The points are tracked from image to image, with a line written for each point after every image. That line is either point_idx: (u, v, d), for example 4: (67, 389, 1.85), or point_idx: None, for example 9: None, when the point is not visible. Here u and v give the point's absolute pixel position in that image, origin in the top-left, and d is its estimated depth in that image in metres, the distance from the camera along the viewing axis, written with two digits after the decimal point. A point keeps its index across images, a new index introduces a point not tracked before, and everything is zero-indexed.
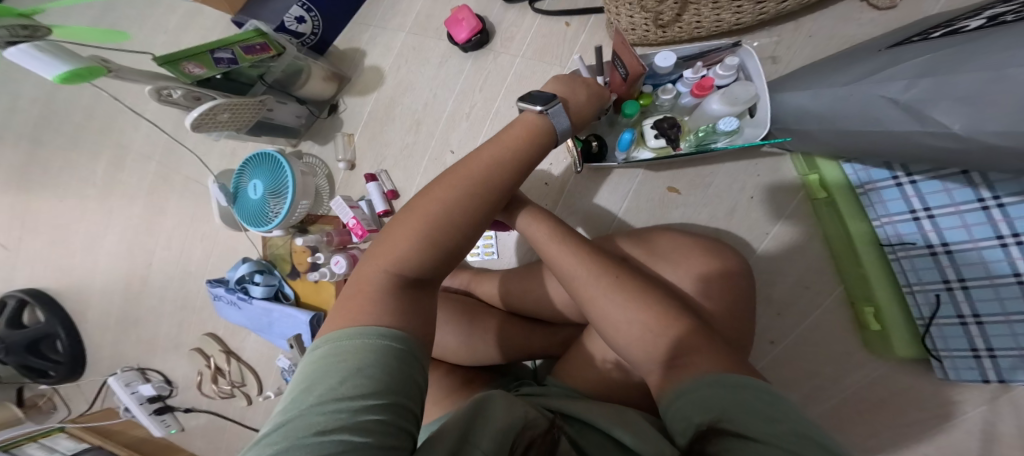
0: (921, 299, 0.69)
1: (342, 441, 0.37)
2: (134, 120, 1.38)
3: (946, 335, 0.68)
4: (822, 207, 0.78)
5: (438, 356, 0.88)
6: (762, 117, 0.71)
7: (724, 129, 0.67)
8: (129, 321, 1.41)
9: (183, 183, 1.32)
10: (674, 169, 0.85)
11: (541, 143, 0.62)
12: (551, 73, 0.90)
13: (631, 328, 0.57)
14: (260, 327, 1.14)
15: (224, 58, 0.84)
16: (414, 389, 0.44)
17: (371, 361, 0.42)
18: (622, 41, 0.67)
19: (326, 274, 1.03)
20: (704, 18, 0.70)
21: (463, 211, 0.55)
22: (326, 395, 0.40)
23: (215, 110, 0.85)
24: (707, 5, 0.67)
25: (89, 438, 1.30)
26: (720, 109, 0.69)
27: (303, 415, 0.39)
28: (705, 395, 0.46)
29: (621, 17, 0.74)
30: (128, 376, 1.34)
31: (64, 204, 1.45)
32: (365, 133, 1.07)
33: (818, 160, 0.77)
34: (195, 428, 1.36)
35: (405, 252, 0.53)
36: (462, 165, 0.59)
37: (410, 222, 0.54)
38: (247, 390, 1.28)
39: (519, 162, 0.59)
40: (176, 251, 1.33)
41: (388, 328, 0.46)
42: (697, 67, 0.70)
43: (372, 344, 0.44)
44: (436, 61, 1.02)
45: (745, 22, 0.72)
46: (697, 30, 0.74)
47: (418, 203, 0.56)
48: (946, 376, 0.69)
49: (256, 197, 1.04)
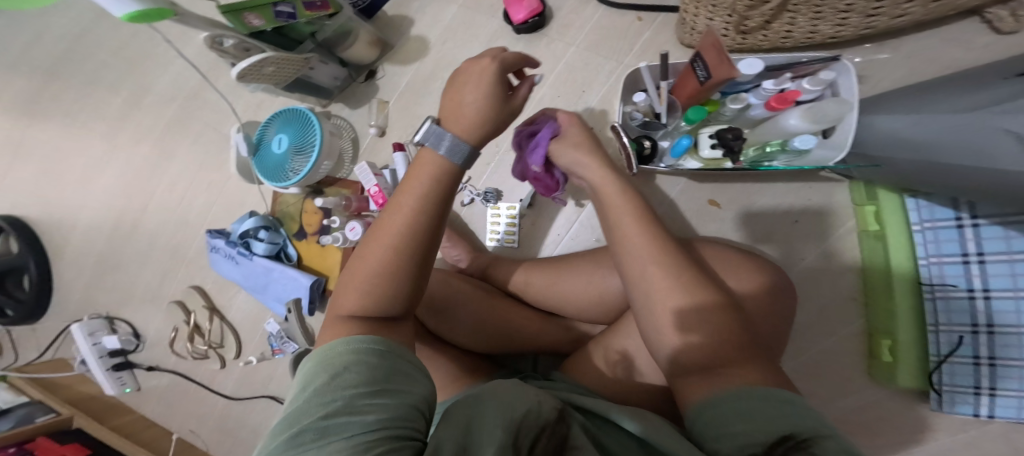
0: (943, 338, 0.70)
1: (347, 427, 0.36)
2: (155, 59, 1.33)
3: (955, 372, 0.70)
4: (871, 239, 0.76)
5: (448, 338, 0.84)
6: (839, 139, 0.68)
7: (799, 146, 0.65)
8: (109, 264, 1.34)
9: (197, 127, 1.27)
10: (722, 182, 0.83)
11: (452, 184, 0.52)
12: (606, 68, 0.87)
13: (696, 326, 0.48)
14: (255, 287, 1.10)
15: (284, 12, 0.80)
16: (410, 378, 0.42)
17: (360, 357, 0.41)
18: (712, 41, 0.63)
19: (338, 240, 0.99)
20: (797, 28, 0.64)
21: (397, 265, 0.47)
22: (321, 391, 0.38)
23: (261, 63, 0.83)
24: (805, 15, 0.62)
25: (31, 391, 1.27)
26: (798, 125, 0.65)
27: (303, 410, 0.37)
28: (738, 419, 0.41)
29: (698, 19, 0.69)
30: (94, 325, 1.30)
31: (65, 134, 1.39)
32: (398, 102, 1.04)
33: (879, 191, 0.75)
34: (153, 389, 1.32)
35: (364, 297, 0.46)
36: (379, 220, 0.50)
37: (359, 267, 0.48)
38: (223, 352, 1.23)
39: (442, 199, 0.50)
40: (176, 197, 1.27)
41: (366, 336, 0.43)
42: (780, 79, 0.66)
43: (365, 338, 0.42)
44: (485, 38, 0.98)
45: (842, 35, 0.67)
46: (784, 40, 0.69)
47: (361, 253, 0.49)
48: (940, 408, 0.71)
49: (279, 152, 1.01)
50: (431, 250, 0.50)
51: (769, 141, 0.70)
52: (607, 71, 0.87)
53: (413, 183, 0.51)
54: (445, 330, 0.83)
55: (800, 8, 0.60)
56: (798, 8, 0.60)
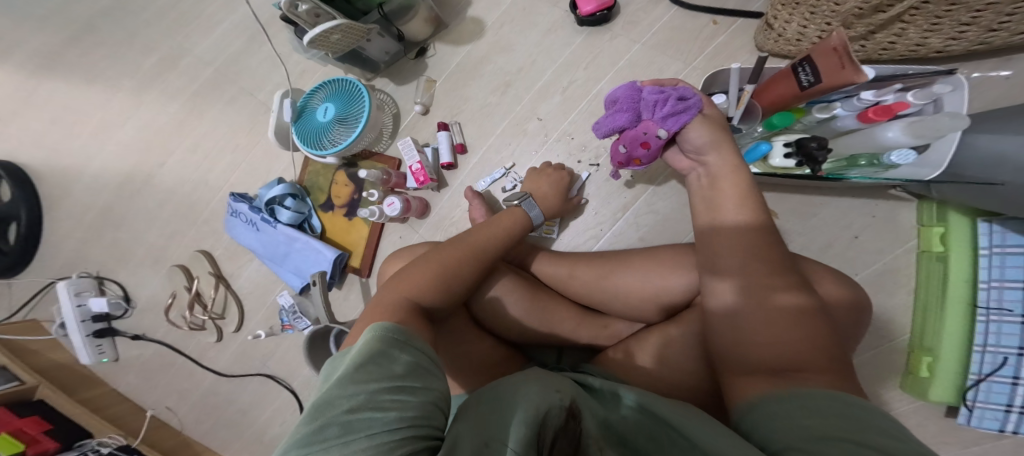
0: (989, 359, 0.71)
1: (371, 418, 0.42)
2: (190, 16, 1.29)
3: (990, 390, 0.71)
4: (931, 260, 0.75)
5: (485, 321, 0.81)
6: (935, 157, 0.64)
7: (895, 161, 0.62)
8: (111, 220, 1.28)
9: (225, 88, 1.23)
10: (781, 192, 0.82)
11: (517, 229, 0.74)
12: (671, 68, 0.87)
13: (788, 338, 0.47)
14: (274, 256, 1.06)
15: None
16: (421, 368, 0.48)
17: (377, 352, 0.47)
18: (835, 45, 0.60)
19: (373, 214, 0.95)
20: (903, 39, 0.66)
21: (458, 274, 0.63)
22: (345, 386, 0.44)
23: (331, 31, 0.84)
24: (917, 26, 0.63)
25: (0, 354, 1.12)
26: (897, 138, 0.61)
27: (332, 401, 0.43)
28: (786, 419, 0.41)
29: (790, 26, 0.71)
30: (81, 284, 1.22)
31: (82, 83, 1.34)
32: (446, 82, 1.03)
33: (950, 213, 0.74)
34: (135, 359, 1.24)
35: (419, 289, 0.59)
36: (456, 238, 0.68)
37: (418, 270, 0.62)
38: (222, 324, 1.16)
39: (502, 242, 0.70)
40: (196, 157, 1.22)
41: (388, 332, 0.50)
42: (882, 89, 0.61)
43: (385, 341, 0.49)
44: (544, 27, 0.97)
45: (949, 50, 0.67)
46: (884, 51, 0.69)
47: (426, 258, 0.64)
48: (968, 422, 0.72)
49: (323, 120, 0.99)
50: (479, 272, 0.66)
51: (857, 155, 0.66)
52: (669, 71, 0.87)
53: (488, 227, 0.71)
54: (485, 313, 0.80)
55: (917, 18, 0.61)
56: (916, 17, 0.61)
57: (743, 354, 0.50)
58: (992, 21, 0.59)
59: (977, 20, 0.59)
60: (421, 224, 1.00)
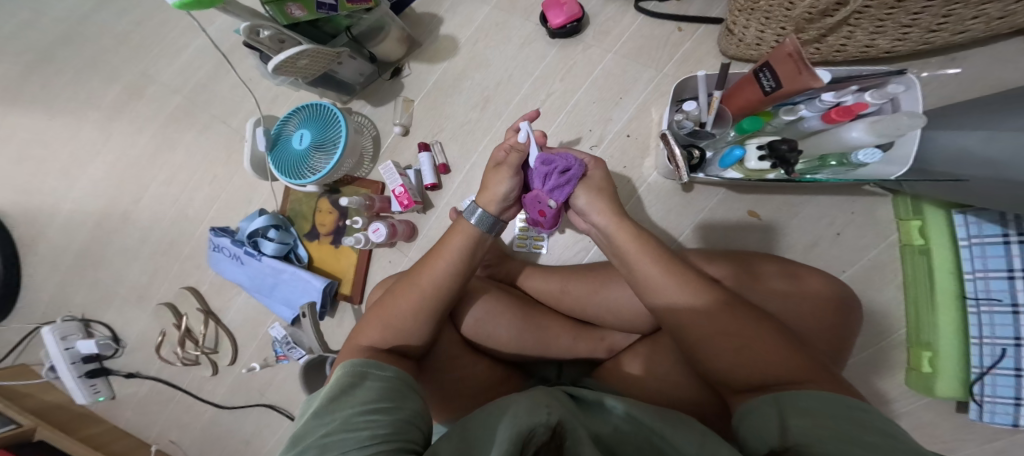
0: (987, 350, 0.72)
1: (346, 437, 0.46)
2: (158, 44, 1.25)
3: (997, 384, 0.71)
4: (914, 254, 0.77)
5: (481, 345, 0.80)
6: (900, 154, 0.67)
7: (862, 160, 0.62)
8: (91, 260, 1.25)
9: (201, 119, 1.19)
10: (760, 194, 0.83)
11: (477, 246, 0.68)
12: (646, 76, 0.87)
13: (752, 354, 0.51)
14: (261, 288, 1.04)
15: (325, 4, 0.79)
16: (393, 395, 0.53)
17: (350, 383, 0.53)
18: (790, 52, 0.63)
19: (360, 240, 0.95)
20: (853, 41, 0.66)
21: (414, 316, 0.63)
22: (323, 414, 0.48)
23: (299, 56, 0.81)
24: (865, 28, 0.63)
25: None
26: (860, 138, 0.62)
27: (310, 427, 0.48)
28: (771, 419, 0.45)
29: (748, 31, 0.71)
30: (67, 328, 1.19)
31: (48, 121, 1.30)
32: (424, 102, 1.01)
33: (925, 206, 0.76)
34: (133, 397, 1.23)
35: (383, 335, 0.62)
36: (418, 266, 0.67)
37: (383, 310, 0.64)
38: (216, 358, 1.15)
39: (462, 266, 0.66)
40: (173, 191, 1.19)
41: (361, 367, 0.56)
42: (840, 90, 0.62)
43: (352, 373, 0.55)
44: (519, 41, 0.96)
45: (899, 50, 0.67)
46: (837, 53, 0.70)
47: (387, 298, 0.66)
48: (980, 418, 0.72)
49: (299, 148, 0.97)
50: (445, 303, 0.66)
51: (827, 156, 0.67)
52: (644, 79, 0.87)
53: (445, 248, 0.66)
54: (479, 338, 0.79)
55: (862, 21, 0.62)
56: (861, 20, 0.61)
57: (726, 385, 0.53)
58: (932, 22, 0.60)
59: (917, 22, 0.60)
60: (409, 247, 0.99)
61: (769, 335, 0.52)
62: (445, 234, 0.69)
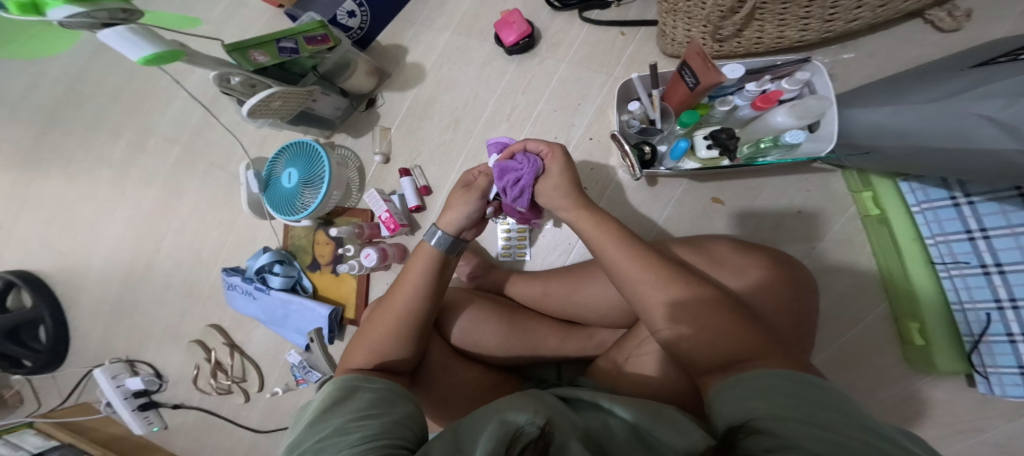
0: (972, 316, 0.73)
1: (338, 442, 0.50)
2: (159, 103, 1.34)
3: (994, 352, 0.71)
4: (875, 224, 0.80)
5: (474, 354, 0.86)
6: (826, 132, 0.73)
7: (789, 141, 0.68)
8: (127, 308, 1.36)
9: (203, 168, 1.27)
10: (719, 181, 0.87)
11: (444, 260, 0.73)
12: (597, 81, 0.92)
13: (703, 335, 0.53)
14: (274, 320, 1.12)
15: (287, 48, 0.84)
16: (386, 404, 0.57)
17: (347, 397, 0.57)
18: (696, 50, 0.68)
19: (354, 267, 1.00)
20: (766, 34, 0.73)
21: (395, 334, 0.67)
22: (319, 424, 0.53)
23: (271, 98, 0.84)
24: (772, 22, 0.70)
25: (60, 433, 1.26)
26: (785, 122, 0.70)
27: (306, 435, 0.53)
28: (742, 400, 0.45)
29: (677, 31, 0.78)
30: (115, 368, 1.31)
31: (70, 183, 1.41)
32: (401, 128, 1.06)
33: (873, 177, 0.80)
34: (182, 426, 1.33)
35: (370, 355, 0.66)
36: (394, 288, 0.72)
37: (368, 333, 0.68)
38: (247, 386, 1.24)
39: (431, 281, 0.71)
40: (188, 238, 1.28)
41: (355, 383, 0.60)
42: (760, 80, 0.71)
43: (346, 387, 0.59)
44: (480, 61, 1.01)
45: (807, 39, 0.74)
46: (755, 47, 0.76)
47: (370, 321, 0.70)
48: (991, 391, 0.72)
49: (289, 186, 1.03)
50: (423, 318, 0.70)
51: (759, 139, 0.74)
52: (599, 86, 0.92)
53: (413, 268, 0.72)
54: (470, 347, 0.85)
55: (766, 16, 0.69)
56: (765, 15, 0.69)
57: (692, 367, 0.54)
58: (824, 13, 0.68)
59: (811, 14, 0.68)
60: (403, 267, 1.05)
61: (720, 316, 0.54)
62: (412, 256, 0.74)
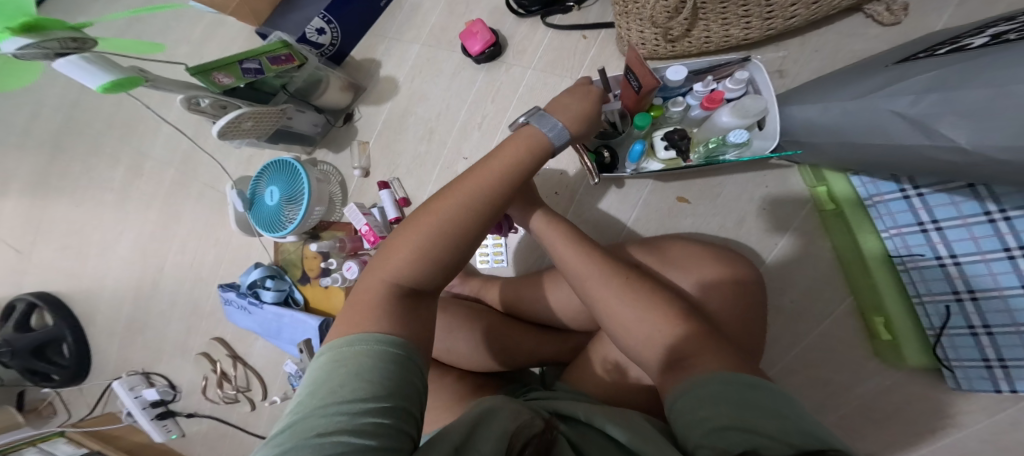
0: (931, 309, 0.72)
1: (341, 444, 0.37)
2: (156, 127, 1.39)
3: (956, 344, 0.70)
4: (832, 218, 0.81)
5: (449, 361, 0.88)
6: (771, 130, 0.74)
7: (734, 141, 0.69)
8: (138, 324, 1.43)
9: (199, 188, 1.32)
10: (684, 180, 0.87)
11: (537, 158, 0.60)
12: (564, 86, 0.92)
13: (640, 326, 0.55)
14: (269, 332, 1.16)
15: (251, 68, 0.86)
16: (414, 391, 0.43)
17: (367, 364, 0.43)
18: (635, 55, 0.68)
19: (338, 280, 1.06)
20: (714, 33, 0.75)
21: (447, 245, 0.53)
22: (328, 404, 0.40)
23: (240, 120, 0.87)
24: (715, 21, 0.72)
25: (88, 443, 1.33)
26: (730, 122, 0.70)
27: (309, 416, 0.39)
28: (698, 406, 0.43)
29: (631, 33, 0.80)
30: (133, 380, 1.38)
31: (81, 208, 1.48)
32: (378, 142, 1.08)
33: (827, 173, 0.80)
34: (197, 433, 1.39)
35: (406, 266, 0.52)
36: (460, 181, 0.57)
37: (414, 229, 0.54)
38: (251, 395, 1.29)
39: (513, 184, 0.58)
40: (189, 256, 1.34)
41: (384, 333, 0.45)
42: (706, 80, 0.72)
43: (368, 348, 0.44)
44: (449, 71, 1.02)
45: (754, 37, 0.76)
46: (705, 45, 0.79)
47: (422, 213, 0.55)
48: (959, 386, 0.71)
49: (272, 204, 1.07)
50: (487, 227, 0.56)
51: (710, 139, 0.75)
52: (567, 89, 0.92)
53: (490, 165, 0.58)
54: (443, 355, 0.87)
55: (710, 15, 0.71)
56: (708, 14, 0.71)
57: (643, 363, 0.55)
58: (762, 12, 0.70)
59: (751, 12, 0.70)
60: None
61: (667, 308, 0.55)
62: (505, 141, 0.61)
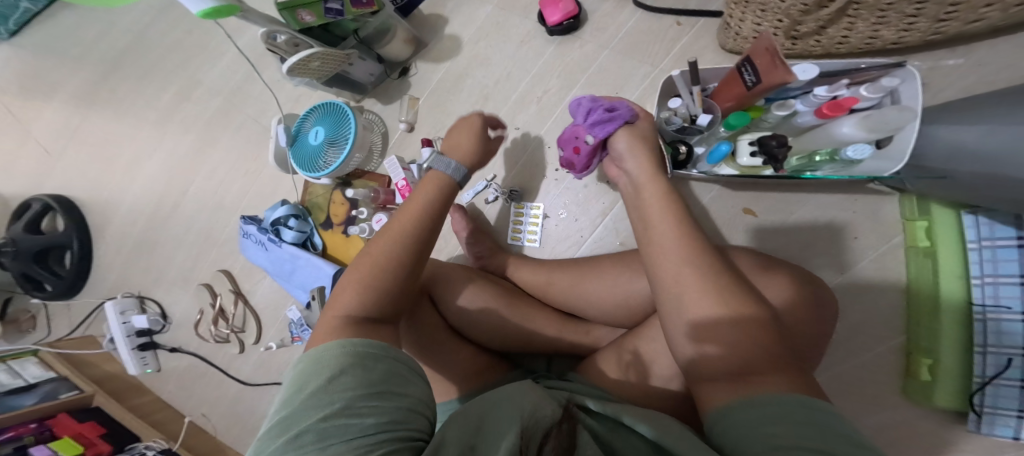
0: (992, 360, 0.69)
1: (342, 427, 0.44)
2: (211, 52, 1.40)
3: (999, 394, 0.68)
4: (918, 256, 0.76)
5: (465, 334, 0.83)
6: (895, 151, 0.68)
7: (851, 156, 0.64)
8: (147, 244, 1.40)
9: (241, 119, 1.31)
10: (757, 191, 0.84)
11: (442, 196, 0.69)
12: (640, 71, 0.91)
13: (723, 329, 0.49)
14: (281, 273, 1.13)
15: (333, 9, 0.86)
16: (396, 378, 0.50)
17: (348, 363, 0.49)
18: (767, 46, 0.64)
19: (365, 231, 1.03)
20: (855, 33, 0.70)
21: (393, 275, 0.59)
22: (324, 397, 0.46)
23: (310, 58, 0.89)
24: (865, 19, 0.67)
25: (59, 366, 1.28)
26: (851, 133, 0.65)
27: (301, 410, 0.45)
28: (763, 422, 0.41)
29: (745, 24, 0.76)
30: (125, 303, 1.33)
31: (121, 123, 1.48)
32: (428, 99, 1.08)
33: (933, 207, 0.75)
34: (175, 370, 1.34)
35: (359, 299, 0.57)
36: (389, 227, 0.64)
37: (359, 273, 0.60)
38: (244, 337, 1.25)
39: (427, 221, 0.65)
40: (215, 184, 1.32)
41: (350, 338, 0.51)
42: (834, 85, 0.66)
43: (350, 352, 0.50)
44: (518, 39, 1.02)
45: (906, 39, 0.71)
46: (839, 45, 0.74)
47: (363, 259, 0.62)
48: (978, 429, 0.70)
49: (315, 143, 1.05)
50: (417, 263, 0.63)
51: (817, 150, 0.70)
52: (640, 74, 0.91)
53: (417, 200, 0.66)
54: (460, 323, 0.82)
55: (862, 12, 0.66)
56: (861, 11, 0.65)
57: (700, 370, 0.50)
58: (937, 12, 0.63)
59: (920, 12, 0.64)
60: None
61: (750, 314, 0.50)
62: (417, 188, 0.69)
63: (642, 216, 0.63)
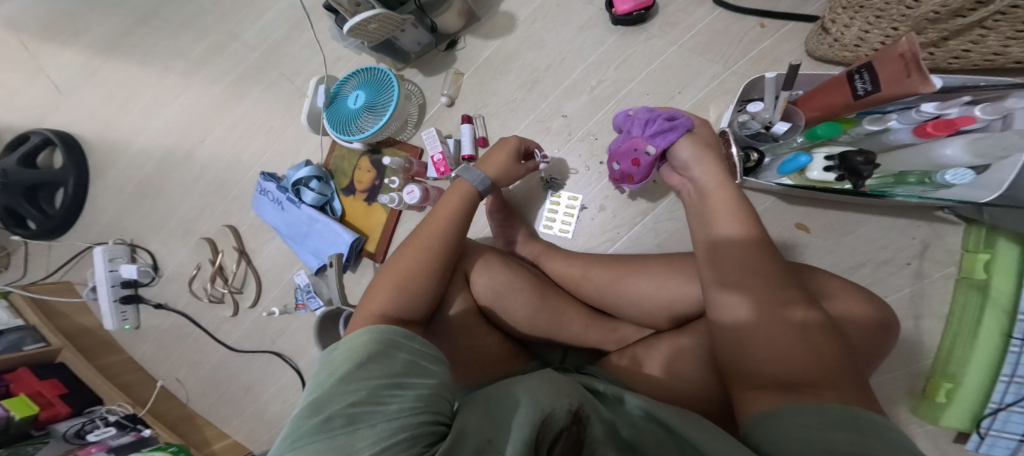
0: (1014, 389, 0.71)
1: (371, 415, 0.40)
2: (250, 6, 1.36)
3: (1010, 420, 0.71)
4: (973, 287, 0.76)
5: (491, 316, 0.76)
6: (991, 179, 0.67)
7: (949, 179, 0.64)
8: (151, 191, 1.33)
9: (274, 75, 1.27)
10: (813, 207, 0.83)
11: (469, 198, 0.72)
12: (710, 71, 0.90)
13: (776, 341, 0.45)
14: (294, 235, 1.07)
15: None
16: (424, 369, 0.46)
17: (375, 351, 0.46)
18: (905, 52, 0.61)
19: (394, 200, 0.97)
20: (980, 47, 0.68)
21: (426, 272, 0.61)
22: (354, 384, 0.43)
23: (369, 20, 0.87)
24: (999, 32, 0.65)
25: (29, 314, 1.17)
26: (953, 155, 0.64)
27: (331, 395, 0.42)
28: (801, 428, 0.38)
29: (850, 29, 0.74)
30: (116, 251, 1.25)
31: (144, 66, 1.42)
32: (474, 76, 1.05)
33: (999, 241, 0.74)
34: (155, 328, 1.25)
35: (393, 298, 0.57)
36: (420, 229, 0.66)
37: (394, 271, 0.61)
38: (240, 298, 1.18)
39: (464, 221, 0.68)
40: (235, 137, 1.27)
41: (380, 329, 0.49)
42: (945, 104, 0.63)
43: (380, 340, 0.48)
44: (577, 24, 1.00)
45: None
46: (955, 60, 0.72)
47: (403, 251, 0.63)
48: (976, 449, 0.73)
49: (353, 107, 1.02)
50: (446, 263, 0.64)
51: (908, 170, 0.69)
52: (704, 76, 0.91)
53: (448, 201, 0.70)
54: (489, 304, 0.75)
55: (1000, 24, 0.63)
56: (999, 23, 0.63)
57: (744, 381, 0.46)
58: None
59: None
60: None
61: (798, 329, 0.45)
62: (445, 193, 0.73)
63: (703, 219, 0.59)
